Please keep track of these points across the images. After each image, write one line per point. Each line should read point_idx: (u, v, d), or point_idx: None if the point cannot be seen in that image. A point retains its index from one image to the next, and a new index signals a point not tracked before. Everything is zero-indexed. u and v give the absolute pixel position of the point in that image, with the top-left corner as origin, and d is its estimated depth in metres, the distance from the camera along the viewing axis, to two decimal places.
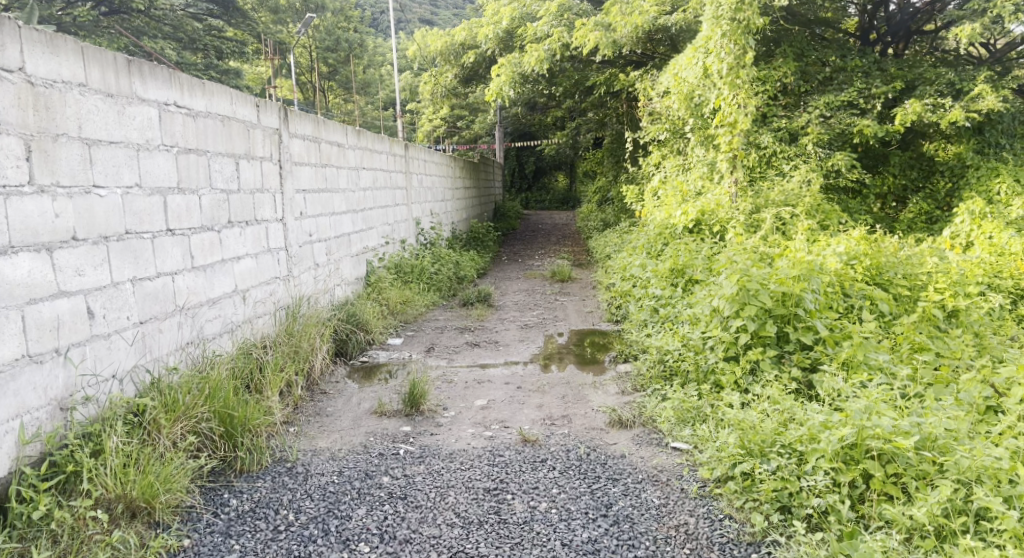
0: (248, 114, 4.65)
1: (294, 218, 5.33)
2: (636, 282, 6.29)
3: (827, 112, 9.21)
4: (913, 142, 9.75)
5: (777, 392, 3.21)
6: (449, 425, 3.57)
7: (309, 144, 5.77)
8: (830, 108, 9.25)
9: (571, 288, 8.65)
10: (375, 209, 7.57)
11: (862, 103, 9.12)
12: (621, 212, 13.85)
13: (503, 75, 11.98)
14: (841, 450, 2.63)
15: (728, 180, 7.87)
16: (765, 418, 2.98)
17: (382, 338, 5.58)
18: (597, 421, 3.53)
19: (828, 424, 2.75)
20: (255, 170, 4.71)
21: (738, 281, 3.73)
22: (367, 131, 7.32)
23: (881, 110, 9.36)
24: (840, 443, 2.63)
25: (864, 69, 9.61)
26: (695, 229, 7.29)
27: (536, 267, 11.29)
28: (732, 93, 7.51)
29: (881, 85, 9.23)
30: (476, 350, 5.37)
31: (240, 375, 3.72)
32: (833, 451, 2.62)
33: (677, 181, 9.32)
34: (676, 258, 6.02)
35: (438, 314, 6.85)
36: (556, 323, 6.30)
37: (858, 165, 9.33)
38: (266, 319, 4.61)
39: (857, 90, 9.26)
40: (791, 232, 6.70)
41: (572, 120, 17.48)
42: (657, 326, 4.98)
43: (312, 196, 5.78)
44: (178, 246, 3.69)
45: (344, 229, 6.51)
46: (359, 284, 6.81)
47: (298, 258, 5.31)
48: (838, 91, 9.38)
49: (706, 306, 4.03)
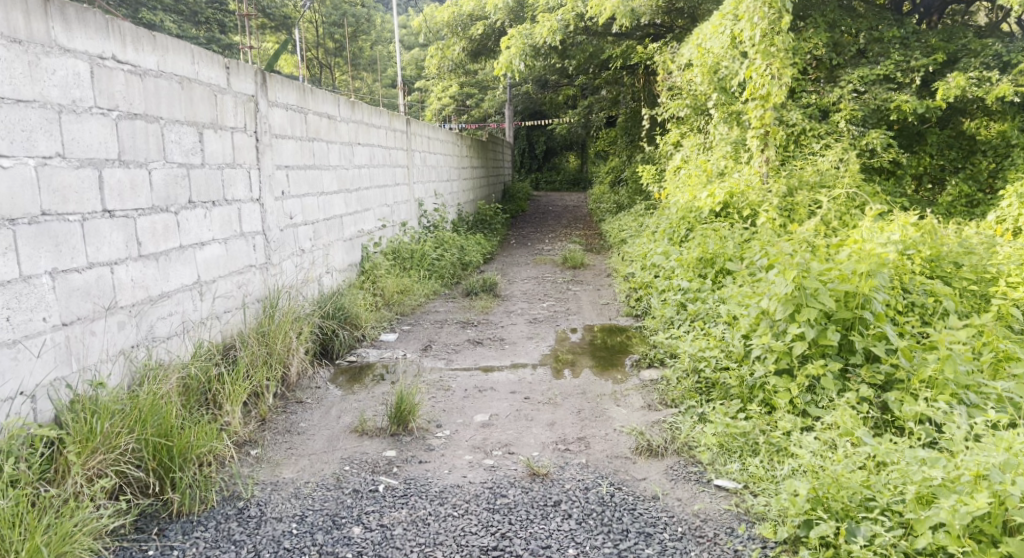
0: (215, 77, 4.02)
1: (274, 199, 4.73)
2: (660, 272, 5.66)
3: (862, 87, 8.50)
4: (952, 120, 8.99)
5: (853, 421, 2.56)
6: (441, 450, 2.96)
7: (292, 114, 5.14)
8: (865, 83, 8.52)
9: (585, 275, 8.03)
10: (372, 189, 6.95)
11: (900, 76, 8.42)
12: (636, 193, 13.16)
13: (513, 46, 11.16)
14: (970, 522, 2.02)
15: (758, 159, 7.18)
16: (845, 461, 2.36)
17: (374, 333, 4.97)
18: (620, 448, 2.91)
19: (950, 483, 2.12)
20: (223, 141, 4.09)
21: (794, 277, 3.06)
22: (363, 102, 6.67)
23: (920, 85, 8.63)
24: (972, 515, 2.01)
25: (902, 40, 8.86)
26: (722, 213, 6.63)
27: (546, 251, 10.67)
28: (765, 62, 6.77)
29: (921, 57, 8.51)
30: (479, 349, 4.74)
31: (194, 387, 3.11)
32: (961, 525, 2.00)
33: (698, 160, 8.62)
34: (705, 247, 5.38)
35: (439, 305, 6.24)
36: (568, 317, 5.66)
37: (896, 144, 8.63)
38: (235, 314, 4.00)
39: (894, 62, 8.53)
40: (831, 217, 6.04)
41: (585, 97, 16.75)
42: (686, 326, 4.36)
43: (296, 173, 5.16)
44: (120, 231, 3.06)
45: (335, 211, 5.90)
46: (351, 271, 6.20)
47: (278, 243, 4.71)
48: (874, 65, 8.68)
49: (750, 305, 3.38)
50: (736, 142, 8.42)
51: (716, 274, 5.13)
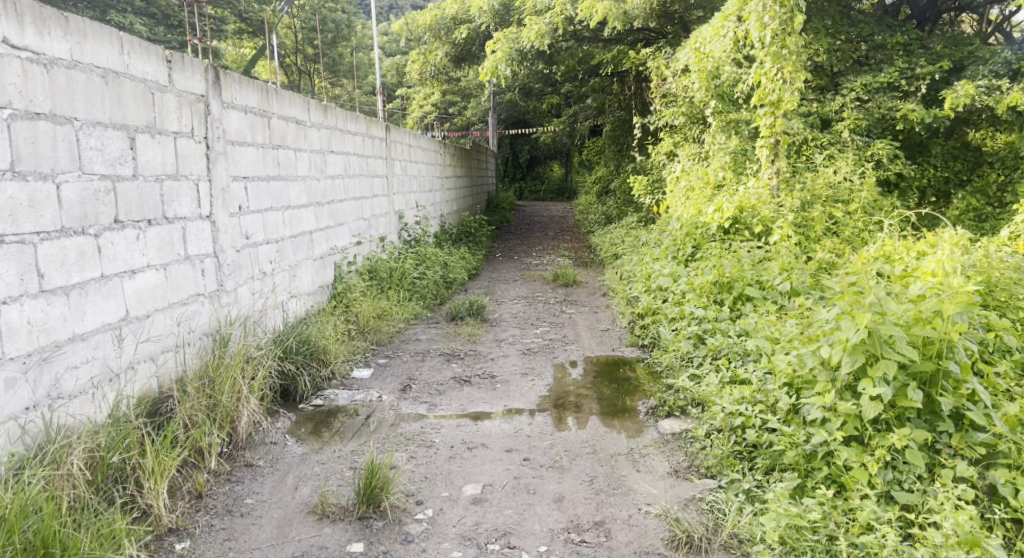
0: (154, 72, 3.37)
1: (229, 215, 4.09)
2: (667, 297, 5.07)
3: (865, 95, 8.04)
4: (957, 130, 8.47)
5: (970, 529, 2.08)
6: (423, 543, 2.41)
7: (251, 117, 4.49)
8: (868, 91, 8.07)
9: (578, 295, 7.44)
10: (347, 201, 6.31)
11: (905, 84, 7.92)
12: (625, 205, 12.61)
13: (499, 51, 10.56)
14: None
15: (767, 170, 6.59)
16: None
17: (344, 370, 4.35)
18: (649, 540, 2.36)
19: None
20: (163, 148, 3.43)
21: (866, 322, 2.45)
22: (336, 106, 6.03)
23: (926, 93, 8.16)
24: None
25: (905, 47, 8.38)
26: (731, 230, 6.05)
27: (535, 266, 10.09)
28: (776, 66, 6.21)
29: (926, 64, 8.02)
30: (466, 390, 4.10)
31: (100, 468, 2.50)
32: None
33: (696, 170, 8.02)
34: (720, 270, 4.82)
35: (420, 332, 5.60)
36: (565, 347, 5.04)
37: (904, 155, 8.13)
38: (174, 357, 3.34)
39: (899, 70, 8.06)
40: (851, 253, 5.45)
41: (571, 105, 16.25)
42: (707, 365, 3.77)
43: (256, 185, 4.52)
44: (9, 261, 2.46)
45: (304, 227, 5.26)
46: (323, 293, 5.56)
47: (233, 267, 4.07)
48: (877, 72, 8.20)
49: (804, 352, 2.77)
50: (735, 152, 7.87)
51: (732, 302, 4.56)
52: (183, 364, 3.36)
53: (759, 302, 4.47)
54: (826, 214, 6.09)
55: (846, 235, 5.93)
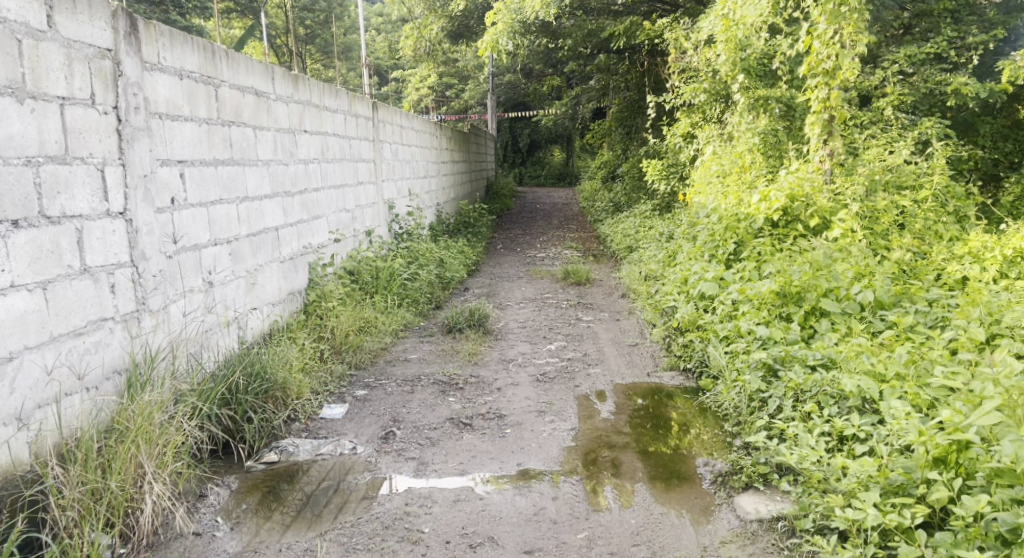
0: (20, 9, 2.46)
1: (156, 211, 3.14)
2: (715, 308, 4.12)
3: (909, 68, 7.02)
4: (1007, 107, 7.38)
5: None
6: None
7: (187, 82, 3.49)
8: (912, 63, 7.05)
9: (592, 296, 6.52)
10: (325, 190, 5.33)
11: (953, 55, 6.89)
12: (634, 192, 11.65)
13: (500, 23, 9.27)
14: None
15: (820, 151, 5.58)
16: None
17: (310, 408, 3.42)
18: None
19: None
20: (39, 118, 2.53)
21: None
22: (309, 75, 5.04)
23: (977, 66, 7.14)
24: None
25: (953, 13, 7.24)
26: (781, 223, 5.09)
27: (539, 260, 9.15)
28: (832, 27, 5.21)
29: (979, 33, 6.95)
30: (466, 439, 3.16)
31: None
32: None
33: (726, 152, 7.02)
34: (782, 277, 3.87)
35: (410, 348, 4.67)
36: (588, 372, 4.08)
37: (955, 135, 7.07)
38: (49, 414, 2.44)
39: (946, 39, 6.99)
40: (935, 254, 4.51)
41: (574, 85, 15.24)
42: (791, 410, 2.83)
43: (198, 172, 3.55)
44: None
45: (266, 223, 4.31)
46: (294, 301, 4.62)
47: (162, 279, 3.13)
48: (921, 43, 7.17)
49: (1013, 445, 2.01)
50: (765, 133, 6.85)
51: (802, 317, 3.61)
52: (62, 427, 2.45)
53: (838, 319, 3.53)
54: (892, 205, 5.10)
55: (916, 231, 4.97)
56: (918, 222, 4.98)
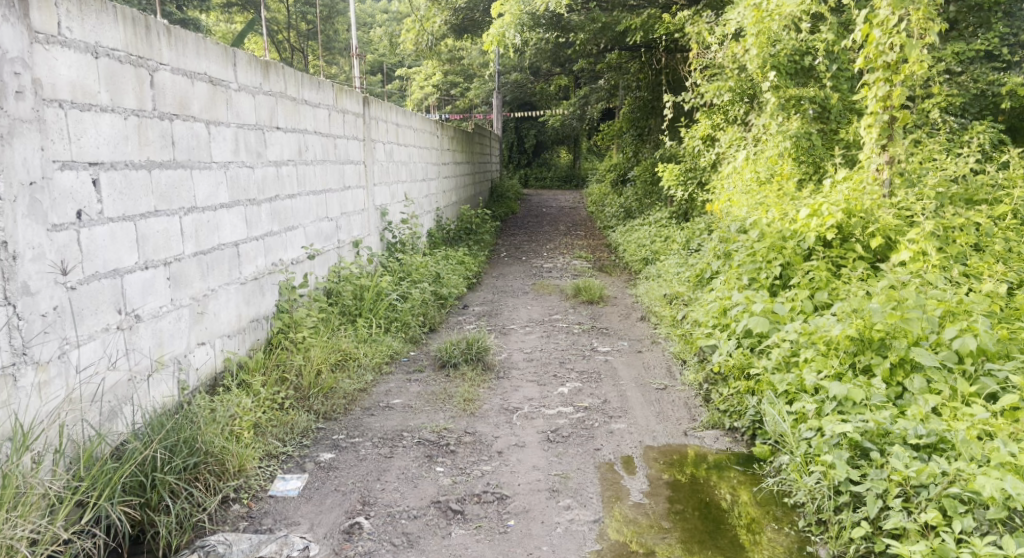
0: None
1: (52, 228, 2.40)
2: (769, 351, 3.34)
3: (957, 68, 6.18)
4: None
5: None
6: None
7: (106, 61, 2.71)
8: (960, 61, 6.13)
9: (608, 318, 5.76)
10: (301, 196, 4.56)
11: (1008, 53, 6.11)
12: (647, 197, 10.90)
13: (507, 14, 8.45)
14: None
15: (880, 157, 4.76)
16: None
17: (256, 483, 2.68)
18: None
19: None
20: None
21: None
22: (281, 63, 4.25)
23: None
24: None
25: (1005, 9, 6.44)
26: (835, 244, 4.31)
27: (547, 271, 8.40)
28: (897, 13, 4.37)
29: None
30: (455, 538, 2.42)
31: None
32: None
33: (758, 157, 6.22)
34: (855, 318, 3.08)
35: (394, 388, 3.91)
36: (609, 427, 3.30)
37: (1010, 141, 6.24)
38: None
39: (999, 34, 6.17)
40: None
41: (584, 85, 14.51)
42: (902, 520, 2.11)
43: (122, 176, 2.77)
44: None
45: (222, 237, 3.53)
46: (259, 329, 3.86)
47: (60, 320, 2.39)
48: (968, 39, 6.31)
49: None
50: (798, 137, 5.92)
51: (888, 372, 2.82)
52: None
53: (936, 376, 2.75)
54: (967, 223, 4.30)
55: (997, 254, 4.18)
56: (997, 244, 4.20)
